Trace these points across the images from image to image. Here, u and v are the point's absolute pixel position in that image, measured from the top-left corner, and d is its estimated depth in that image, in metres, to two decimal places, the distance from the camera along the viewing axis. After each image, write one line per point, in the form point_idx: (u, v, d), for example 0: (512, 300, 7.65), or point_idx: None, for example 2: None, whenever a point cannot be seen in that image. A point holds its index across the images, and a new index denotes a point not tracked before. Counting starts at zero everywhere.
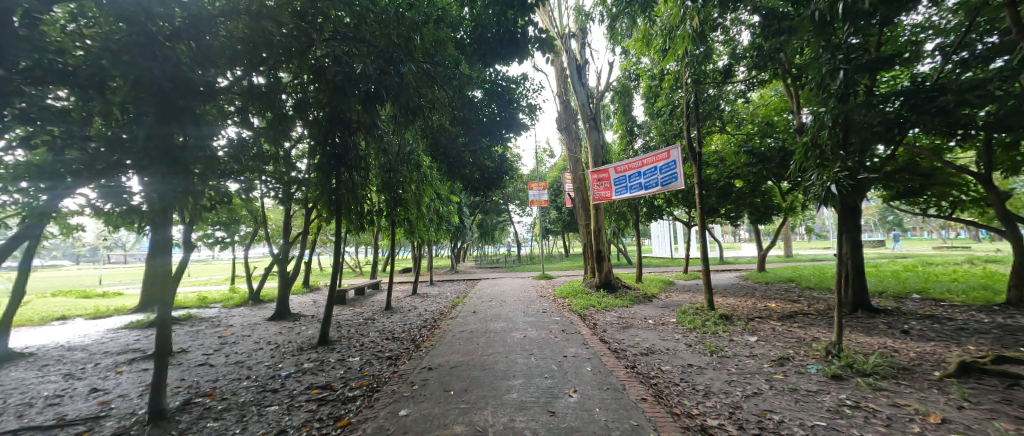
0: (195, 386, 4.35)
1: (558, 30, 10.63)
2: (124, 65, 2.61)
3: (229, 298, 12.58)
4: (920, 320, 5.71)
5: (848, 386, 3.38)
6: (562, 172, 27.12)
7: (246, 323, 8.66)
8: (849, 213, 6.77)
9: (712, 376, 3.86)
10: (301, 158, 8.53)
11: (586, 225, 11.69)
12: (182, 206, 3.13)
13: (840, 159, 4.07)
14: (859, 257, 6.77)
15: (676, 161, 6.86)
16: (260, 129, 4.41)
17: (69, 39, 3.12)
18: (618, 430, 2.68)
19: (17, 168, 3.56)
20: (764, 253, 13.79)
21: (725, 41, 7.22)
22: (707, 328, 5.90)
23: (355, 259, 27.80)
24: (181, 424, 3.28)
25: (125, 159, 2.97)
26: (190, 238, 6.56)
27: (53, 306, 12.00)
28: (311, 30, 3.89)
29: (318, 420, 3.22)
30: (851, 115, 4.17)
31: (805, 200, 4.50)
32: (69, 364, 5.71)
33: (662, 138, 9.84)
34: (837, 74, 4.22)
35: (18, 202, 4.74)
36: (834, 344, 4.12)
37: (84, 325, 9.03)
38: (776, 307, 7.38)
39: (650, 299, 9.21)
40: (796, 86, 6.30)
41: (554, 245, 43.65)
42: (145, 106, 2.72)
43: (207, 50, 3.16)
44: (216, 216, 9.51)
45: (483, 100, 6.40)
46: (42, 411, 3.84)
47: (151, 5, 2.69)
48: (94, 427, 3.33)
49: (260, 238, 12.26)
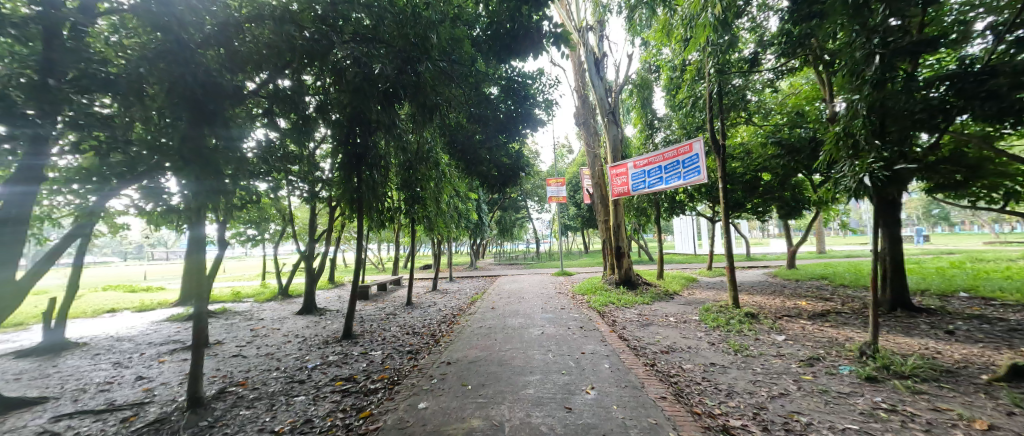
0: (230, 376, 4.60)
1: (575, 23, 10.41)
2: (160, 72, 2.74)
3: (260, 293, 13.13)
4: (967, 320, 5.33)
5: (884, 388, 3.20)
6: (579, 168, 26.71)
7: (276, 316, 9.04)
8: (887, 206, 6.38)
9: (736, 376, 3.75)
10: (325, 158, 8.83)
11: (605, 221, 11.65)
12: (215, 206, 3.29)
13: (875, 148, 3.96)
14: (899, 254, 6.33)
15: (699, 155, 6.63)
16: (287, 130, 4.60)
17: (113, 50, 3.38)
18: (635, 428, 2.65)
19: (69, 171, 3.90)
20: (793, 250, 13.12)
21: (752, 28, 6.91)
22: (732, 327, 5.69)
23: (377, 255, 28.44)
24: (217, 412, 3.48)
25: (164, 161, 3.16)
26: (224, 236, 6.93)
27: (104, 300, 12.87)
28: (330, 33, 3.99)
29: (342, 410, 3.34)
30: (888, 102, 3.96)
31: (837, 193, 4.37)
32: (117, 353, 6.14)
33: (683, 132, 9.53)
34: (873, 59, 4.02)
35: (71, 202, 5.18)
36: (868, 345, 3.91)
37: (131, 318, 9.66)
38: (806, 306, 7.04)
39: (671, 296, 9.02)
40: (829, 72, 5.96)
41: (573, 242, 43.52)
42: (178, 110, 2.86)
43: (234, 55, 3.32)
44: (248, 215, 9.99)
45: (500, 96, 6.57)
46: (95, 396, 4.15)
47: (185, 15, 2.86)
48: (139, 413, 3.56)
49: (288, 235, 12.74)
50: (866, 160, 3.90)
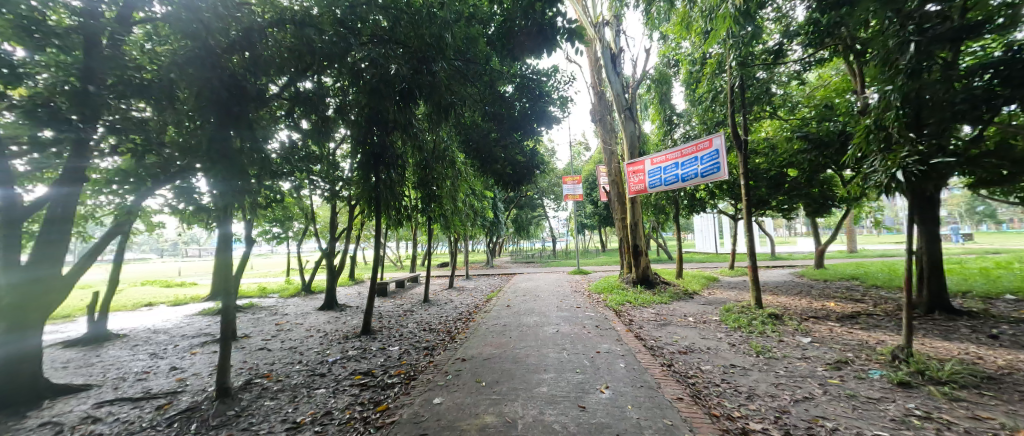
0: (256, 368, 4.79)
1: (591, 19, 10.27)
2: (190, 78, 2.88)
3: (285, 289, 13.62)
4: (1014, 325, 4.98)
5: (918, 395, 3.04)
6: (596, 165, 26.38)
7: (299, 312, 9.35)
8: (925, 202, 6.02)
9: (757, 378, 3.63)
10: (344, 158, 9.07)
11: (622, 219, 11.48)
12: (241, 205, 3.42)
13: (911, 140, 3.73)
14: (938, 253, 5.97)
15: (719, 150, 6.46)
16: (308, 131, 4.74)
17: (147, 57, 3.57)
18: (650, 429, 2.61)
19: (110, 172, 4.16)
20: (822, 249, 12.58)
21: (777, 19, 6.64)
22: (754, 328, 5.52)
23: (395, 253, 28.98)
24: (243, 402, 3.63)
25: (193, 163, 3.31)
26: (250, 234, 7.20)
27: (142, 294, 13.63)
28: (348, 35, 4.07)
29: (360, 403, 3.43)
30: (924, 92, 3.72)
31: (867, 189, 4.15)
32: (153, 344, 6.51)
33: (703, 127, 9.27)
34: (907, 47, 3.81)
35: (112, 202, 5.51)
36: (902, 349, 3.71)
37: (166, 311, 10.21)
38: (834, 307, 6.77)
39: (690, 296, 8.82)
40: (860, 62, 5.66)
41: (590, 240, 43.17)
42: (205, 114, 2.97)
43: (257, 60, 3.45)
44: (273, 213, 10.36)
45: (514, 94, 6.59)
46: (133, 384, 4.41)
47: (211, 22, 2.97)
48: (172, 401, 3.76)
49: (311, 233, 13.15)
50: (898, 154, 3.69)
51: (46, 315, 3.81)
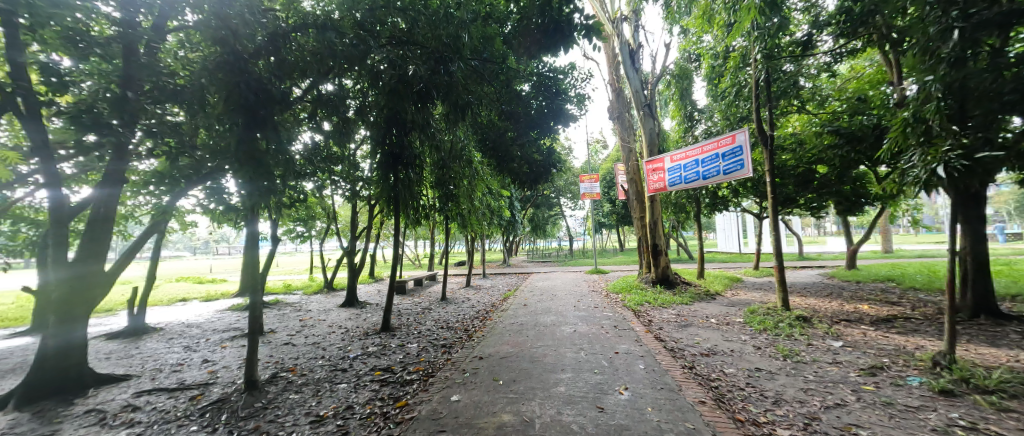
0: (281, 362, 4.96)
1: (609, 15, 10.11)
2: (219, 82, 2.98)
3: (308, 287, 14.02)
4: None
5: (963, 404, 2.86)
6: (614, 163, 26.00)
7: (322, 308, 9.61)
8: (970, 198, 5.63)
9: (785, 383, 3.50)
10: (364, 159, 9.26)
11: (641, 218, 11.28)
12: (266, 204, 3.53)
13: (953, 133, 3.50)
14: (984, 253, 5.60)
15: (743, 146, 6.25)
16: (330, 132, 4.86)
17: (181, 64, 3.74)
18: (672, 432, 2.55)
19: (147, 174, 4.38)
20: (854, 248, 12.00)
21: (806, 8, 6.37)
22: (781, 331, 5.32)
23: (413, 252, 29.44)
24: (269, 394, 3.76)
25: (222, 164, 3.45)
26: (276, 233, 7.44)
27: (177, 290, 14.33)
28: (367, 38, 4.13)
29: (380, 399, 3.49)
30: (969, 82, 3.49)
31: (904, 185, 3.93)
32: (187, 338, 6.83)
33: (726, 123, 8.99)
34: (950, 34, 3.57)
35: (150, 202, 5.80)
36: (943, 355, 3.50)
37: (199, 307, 10.70)
38: (868, 310, 6.45)
39: (712, 297, 8.59)
40: (897, 51, 5.35)
41: (608, 239, 42.62)
42: (233, 117, 3.07)
43: (281, 64, 3.54)
44: (296, 213, 10.69)
45: (531, 93, 6.56)
46: (169, 375, 4.64)
47: (238, 27, 3.07)
48: (204, 392, 3.94)
49: (332, 232, 13.49)
50: (938, 148, 3.47)
51: (93, 307, 4.06)
